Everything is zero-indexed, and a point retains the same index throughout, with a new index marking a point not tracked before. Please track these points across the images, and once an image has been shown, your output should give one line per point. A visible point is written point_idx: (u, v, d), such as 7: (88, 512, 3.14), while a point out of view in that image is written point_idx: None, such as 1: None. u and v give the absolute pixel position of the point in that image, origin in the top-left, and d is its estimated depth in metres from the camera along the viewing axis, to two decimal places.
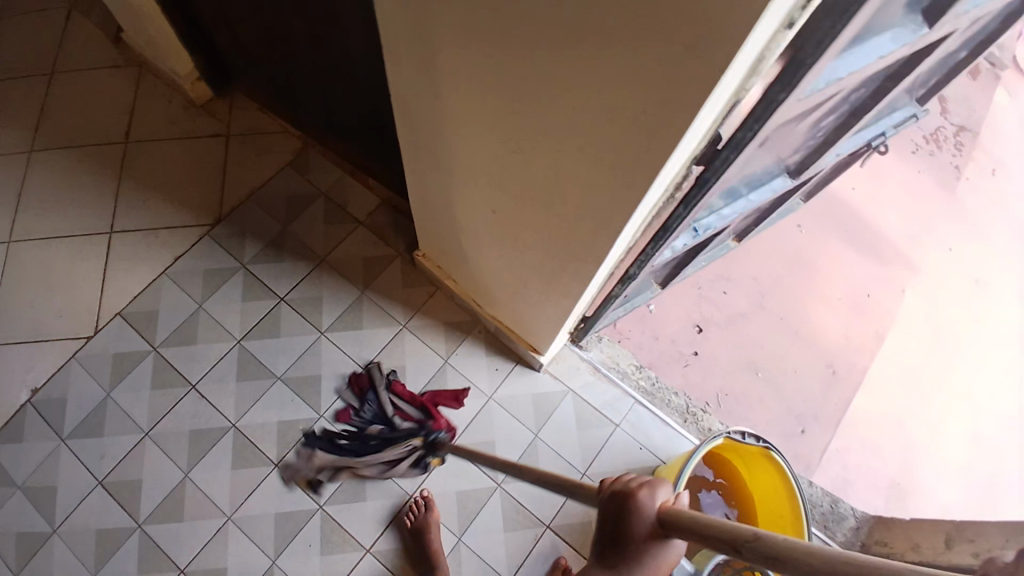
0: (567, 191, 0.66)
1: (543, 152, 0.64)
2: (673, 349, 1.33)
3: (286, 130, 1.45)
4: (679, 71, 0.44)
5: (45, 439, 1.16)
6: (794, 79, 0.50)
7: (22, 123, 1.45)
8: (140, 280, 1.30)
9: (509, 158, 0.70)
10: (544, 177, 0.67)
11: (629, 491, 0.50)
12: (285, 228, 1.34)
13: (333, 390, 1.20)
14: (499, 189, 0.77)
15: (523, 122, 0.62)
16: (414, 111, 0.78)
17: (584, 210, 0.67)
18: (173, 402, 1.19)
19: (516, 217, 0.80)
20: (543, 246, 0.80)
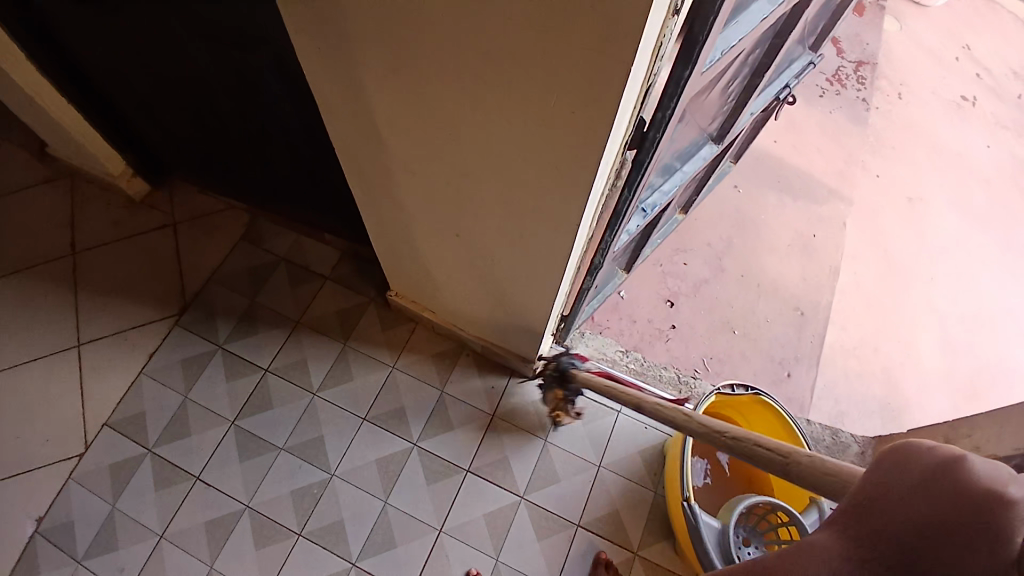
0: (520, 200, 0.70)
1: (491, 170, 0.68)
2: (651, 327, 1.38)
3: (231, 206, 1.46)
4: (595, 73, 0.49)
5: (57, 568, 1.13)
6: (693, 58, 0.57)
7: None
8: (119, 385, 1.28)
9: (460, 184, 0.74)
10: (497, 193, 0.71)
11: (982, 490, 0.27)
12: (253, 301, 1.35)
13: (338, 447, 1.20)
14: (457, 214, 0.81)
15: (465, 147, 0.67)
16: (361, 161, 0.82)
17: (540, 214, 0.71)
18: (182, 497, 1.17)
19: (478, 236, 0.83)
20: (510, 258, 0.84)
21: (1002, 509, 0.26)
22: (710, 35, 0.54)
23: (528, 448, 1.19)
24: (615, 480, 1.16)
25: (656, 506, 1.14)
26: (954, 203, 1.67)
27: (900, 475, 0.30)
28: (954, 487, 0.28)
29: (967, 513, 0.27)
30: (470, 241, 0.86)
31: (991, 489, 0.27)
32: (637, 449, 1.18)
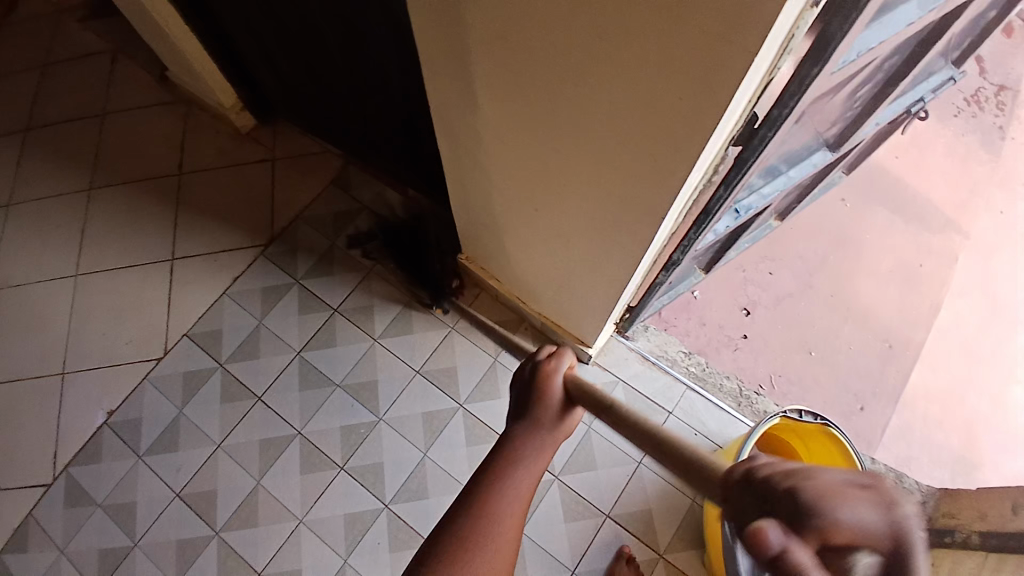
0: (607, 184, 0.69)
1: (583, 148, 0.67)
2: (721, 334, 1.33)
3: (325, 151, 1.52)
4: (715, 58, 0.47)
5: (124, 458, 1.25)
6: (825, 53, 0.53)
7: (84, 165, 1.56)
8: (203, 301, 1.38)
9: (548, 159, 0.73)
10: (585, 174, 0.70)
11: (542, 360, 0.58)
12: (333, 243, 1.40)
13: (389, 393, 1.24)
14: (541, 190, 0.80)
15: (560, 122, 0.66)
16: (455, 124, 0.82)
17: (626, 200, 0.69)
18: (243, 412, 1.26)
19: (558, 215, 0.83)
20: (588, 240, 0.83)
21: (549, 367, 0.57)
22: (850, 30, 0.50)
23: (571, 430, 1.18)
24: (654, 479, 1.13)
25: (691, 512, 1.11)
26: None
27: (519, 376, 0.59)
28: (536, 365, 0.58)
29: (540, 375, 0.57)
30: (549, 218, 0.85)
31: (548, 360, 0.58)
32: None
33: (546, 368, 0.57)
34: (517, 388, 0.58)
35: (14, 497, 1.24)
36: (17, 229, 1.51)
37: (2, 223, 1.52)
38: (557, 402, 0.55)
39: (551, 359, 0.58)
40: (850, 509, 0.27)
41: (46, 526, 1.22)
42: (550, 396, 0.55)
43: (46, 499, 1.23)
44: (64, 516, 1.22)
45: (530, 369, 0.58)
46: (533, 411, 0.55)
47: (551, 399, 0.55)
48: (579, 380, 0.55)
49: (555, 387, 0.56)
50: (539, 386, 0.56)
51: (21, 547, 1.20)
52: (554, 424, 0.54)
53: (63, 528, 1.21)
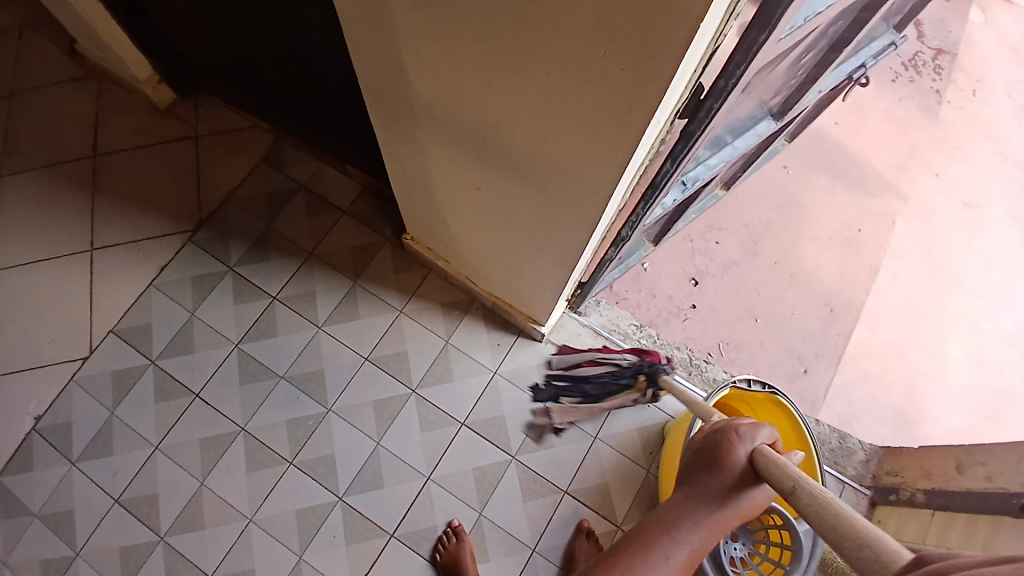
0: (547, 162, 0.65)
1: (520, 126, 0.62)
2: (671, 304, 1.33)
3: (254, 126, 1.41)
4: (657, 27, 0.42)
5: (55, 464, 1.17)
6: (772, 20, 0.49)
7: None
8: (128, 294, 1.28)
9: (487, 137, 0.68)
10: (525, 153, 0.66)
11: (734, 429, 0.58)
12: (268, 226, 1.32)
13: (337, 382, 1.19)
14: (482, 169, 0.75)
15: (495, 98, 0.60)
16: (386, 99, 0.76)
17: (569, 179, 0.65)
18: (180, 412, 1.19)
19: (501, 195, 0.78)
20: (532, 220, 0.79)
21: (735, 437, 0.57)
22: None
23: (526, 410, 1.16)
24: (609, 453, 1.14)
25: (646, 482, 1.12)
26: (1014, 215, 1.56)
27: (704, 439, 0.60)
28: (724, 431, 0.59)
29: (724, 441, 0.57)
30: (492, 198, 0.80)
31: (739, 430, 0.58)
32: (637, 428, 1.15)
33: (731, 438, 0.57)
34: (699, 445, 0.60)
35: None
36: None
37: None
38: (737, 478, 0.55)
39: (739, 430, 0.58)
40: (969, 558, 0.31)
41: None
42: (730, 467, 0.55)
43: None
44: None
45: (718, 435, 0.58)
46: (709, 477, 0.56)
47: (731, 472, 0.55)
48: (764, 458, 0.54)
49: (738, 458, 0.56)
50: (722, 452, 0.57)
51: None
52: (728, 499, 0.55)
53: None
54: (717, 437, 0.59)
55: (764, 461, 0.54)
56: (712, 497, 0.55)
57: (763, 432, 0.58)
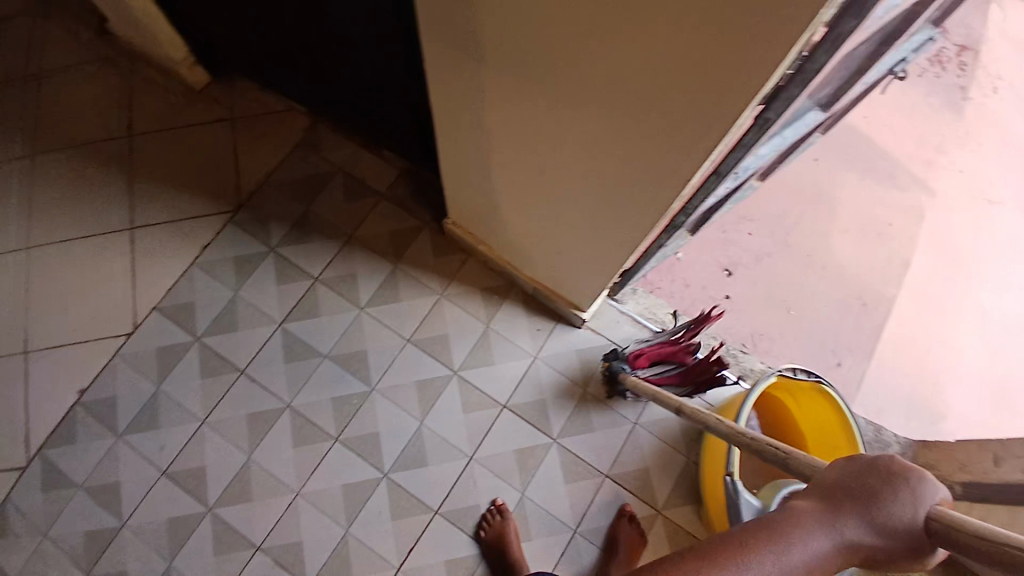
0: (625, 147, 0.66)
1: (601, 112, 0.64)
2: (704, 294, 1.36)
3: (291, 108, 1.42)
4: (772, 23, 0.43)
5: (102, 438, 1.20)
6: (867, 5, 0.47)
7: (19, 126, 1.42)
8: (171, 272, 1.30)
9: (563, 123, 0.70)
10: (602, 138, 0.67)
11: (907, 471, 0.45)
12: (308, 208, 1.33)
13: (381, 363, 1.22)
14: (552, 153, 0.77)
15: (581, 86, 0.62)
16: (457, 83, 0.77)
17: (646, 163, 0.67)
18: (226, 388, 1.22)
19: (567, 179, 0.79)
20: (596, 204, 0.80)
21: (910, 477, 0.45)
22: None
23: (566, 395, 1.19)
24: (649, 439, 1.17)
25: (687, 469, 1.15)
26: None
27: (852, 465, 0.47)
28: (890, 464, 0.46)
29: (893, 475, 0.45)
30: (557, 181, 0.82)
31: (910, 471, 0.45)
32: (677, 416, 1.18)
33: (907, 483, 0.44)
34: (843, 462, 0.48)
35: None
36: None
37: None
38: (901, 523, 0.43)
39: (915, 473, 0.45)
40: None
41: (18, 514, 1.17)
42: (897, 507, 0.43)
43: (21, 486, 1.18)
44: (40, 502, 1.17)
45: (889, 464, 0.46)
46: (865, 506, 0.43)
47: (895, 511, 0.43)
48: (959, 519, 0.42)
49: (910, 507, 0.43)
50: (891, 491, 0.44)
51: None
52: (879, 540, 0.42)
53: (43, 515, 1.16)
54: (874, 460, 0.47)
55: (960, 528, 0.41)
56: (865, 533, 0.42)
57: (940, 486, 0.45)
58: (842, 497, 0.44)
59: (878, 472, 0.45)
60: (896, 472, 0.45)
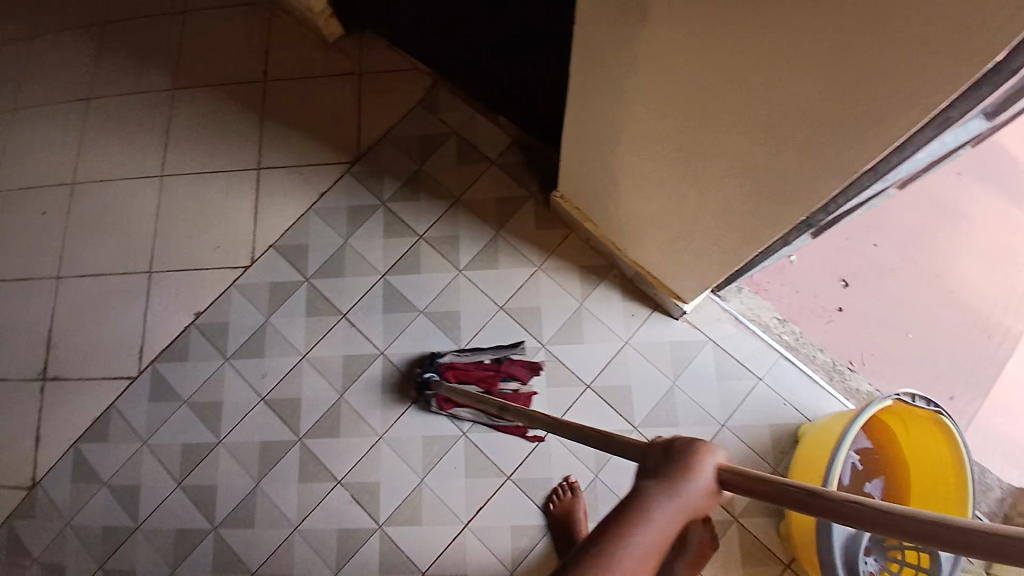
0: (782, 128, 0.62)
1: (764, 87, 0.60)
2: (814, 303, 1.25)
3: (415, 68, 1.46)
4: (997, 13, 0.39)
5: (212, 358, 1.32)
6: None
7: (164, 63, 1.55)
8: (290, 214, 1.39)
9: (714, 97, 0.66)
10: (757, 115, 0.64)
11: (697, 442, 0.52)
12: (420, 167, 1.37)
13: (473, 325, 1.24)
14: (692, 129, 0.73)
15: (748, 57, 0.59)
16: (602, 48, 0.75)
17: (800, 147, 0.63)
18: (327, 329, 1.29)
19: (702, 158, 0.76)
20: (730, 187, 0.76)
21: (702, 447, 0.51)
22: None
23: (653, 385, 1.17)
24: (735, 442, 1.13)
25: None
26: None
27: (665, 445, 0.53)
28: (687, 440, 0.52)
29: (693, 450, 0.51)
30: (690, 160, 0.78)
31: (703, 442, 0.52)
32: (770, 423, 1.13)
33: (700, 449, 0.51)
34: (656, 447, 0.53)
35: (105, 387, 1.34)
36: (98, 126, 1.54)
37: (84, 117, 1.55)
38: (707, 484, 0.49)
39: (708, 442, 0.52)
40: None
41: (134, 415, 1.31)
42: (702, 474, 0.49)
43: (128, 395, 1.33)
44: (147, 409, 1.31)
45: (689, 439, 0.52)
46: (682, 479, 0.49)
47: (703, 478, 0.49)
48: (744, 471, 0.49)
49: (710, 469, 0.50)
50: (695, 461, 0.50)
51: (105, 435, 1.31)
52: (696, 501, 0.48)
53: (145, 423, 1.30)
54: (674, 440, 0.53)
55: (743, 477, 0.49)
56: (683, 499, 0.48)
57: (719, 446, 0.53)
58: (667, 477, 0.49)
59: (682, 451, 0.51)
60: (693, 447, 0.51)
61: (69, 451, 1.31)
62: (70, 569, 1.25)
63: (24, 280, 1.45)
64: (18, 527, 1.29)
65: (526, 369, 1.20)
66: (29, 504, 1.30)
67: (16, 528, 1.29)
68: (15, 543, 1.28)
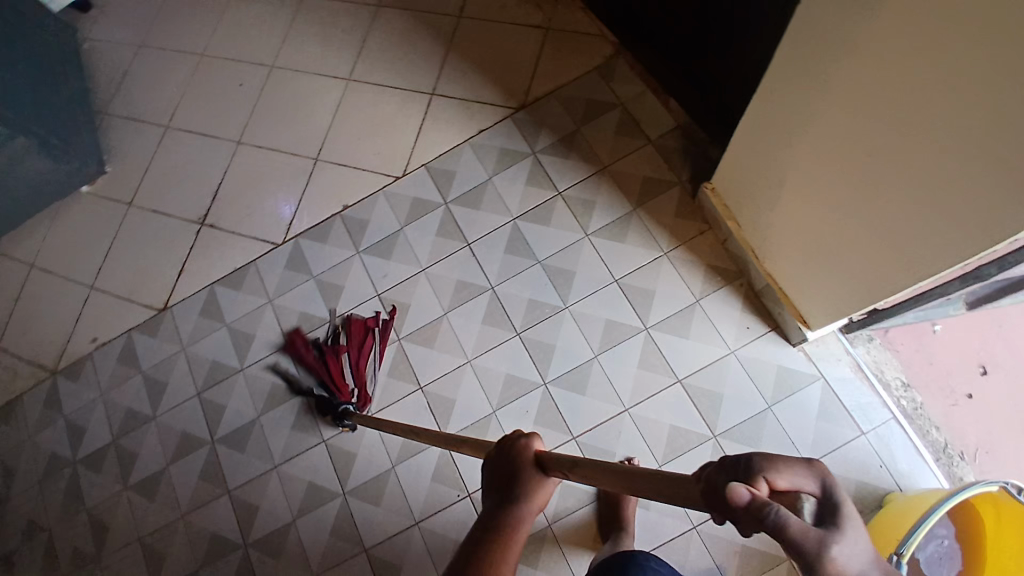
0: (992, 149, 0.59)
1: (994, 103, 0.56)
2: (943, 380, 1.13)
3: (602, 34, 1.48)
4: None
5: (346, 247, 1.45)
6: None
7: None
8: (448, 141, 1.48)
9: (934, 106, 0.63)
10: (973, 135, 0.60)
11: (518, 442, 0.64)
12: (579, 128, 1.40)
13: (584, 288, 1.27)
14: (892, 136, 0.70)
15: (998, 66, 0.55)
16: (820, 32, 0.74)
17: (1010, 178, 0.58)
18: (451, 252, 1.38)
19: (890, 170, 0.72)
20: (909, 210, 0.72)
21: (523, 445, 0.63)
22: None
23: (746, 402, 1.14)
24: None
25: None
26: None
27: (504, 453, 0.64)
28: (515, 444, 0.64)
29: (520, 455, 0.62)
30: (876, 170, 0.75)
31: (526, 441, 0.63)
32: (858, 478, 1.07)
33: (523, 448, 0.63)
34: (496, 459, 0.65)
35: (252, 245, 1.53)
36: (309, 23, 1.72)
37: (298, 13, 1.74)
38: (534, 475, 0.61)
39: (529, 439, 0.64)
40: (785, 479, 0.41)
41: (268, 276, 1.49)
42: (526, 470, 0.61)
43: (268, 258, 1.51)
44: (283, 273, 1.48)
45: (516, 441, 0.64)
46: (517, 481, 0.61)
47: (528, 473, 0.61)
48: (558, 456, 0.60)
49: (530, 461, 0.62)
50: (520, 462, 0.62)
51: (239, 285, 1.50)
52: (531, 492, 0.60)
53: (274, 285, 1.48)
54: (506, 447, 0.64)
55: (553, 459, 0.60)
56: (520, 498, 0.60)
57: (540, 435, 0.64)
58: (506, 494, 0.60)
59: (512, 458, 0.63)
60: (518, 450, 0.63)
61: (204, 290, 1.53)
62: (170, 387, 1.46)
63: (213, 137, 1.68)
64: (144, 338, 1.52)
65: (381, 338, 1.35)
66: (155, 322, 1.53)
67: (140, 338, 1.52)
68: (132, 350, 1.52)
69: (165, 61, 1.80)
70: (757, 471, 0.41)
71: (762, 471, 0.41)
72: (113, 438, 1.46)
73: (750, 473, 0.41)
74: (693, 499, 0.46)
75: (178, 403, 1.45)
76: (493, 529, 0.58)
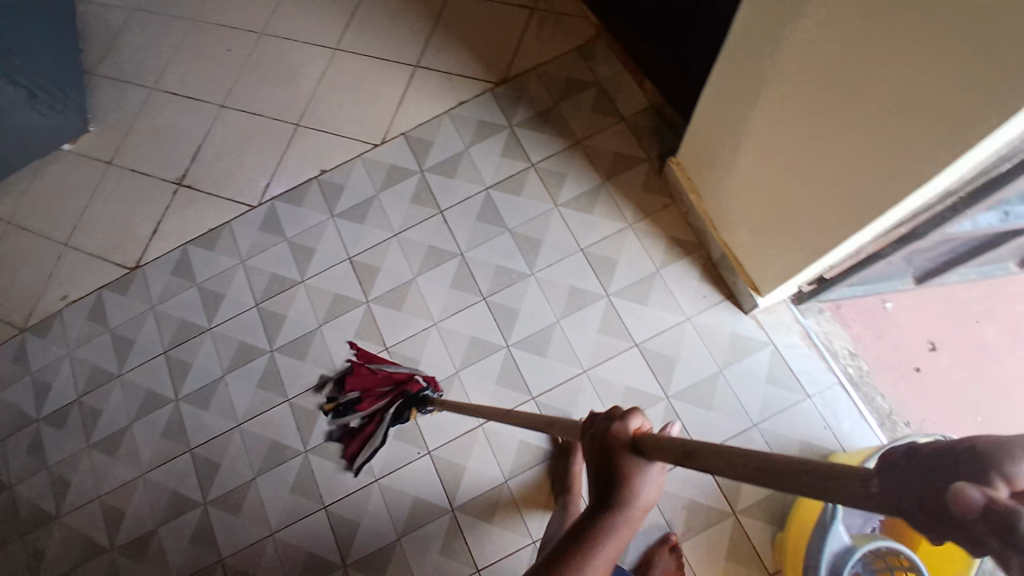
0: (912, 97, 0.63)
1: (914, 51, 0.61)
2: (892, 355, 1.17)
3: (585, 17, 1.52)
4: None
5: (321, 211, 1.47)
6: None
7: None
8: (428, 112, 1.51)
9: (868, 58, 0.67)
10: (900, 85, 0.64)
11: (610, 422, 0.55)
12: (555, 104, 1.44)
13: (551, 256, 1.30)
14: (835, 88, 0.74)
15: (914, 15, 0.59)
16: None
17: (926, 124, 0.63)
18: (424, 218, 1.40)
19: (834, 124, 0.76)
20: (848, 161, 0.76)
21: (615, 425, 0.54)
22: None
23: (700, 366, 1.17)
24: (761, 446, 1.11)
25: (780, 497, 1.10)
26: None
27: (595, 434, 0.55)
28: (604, 422, 0.55)
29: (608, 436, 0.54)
30: (821, 124, 0.78)
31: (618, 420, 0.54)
32: (802, 440, 1.11)
33: (614, 432, 0.54)
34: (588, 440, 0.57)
35: (228, 206, 1.54)
36: None
37: None
38: (629, 466, 0.51)
39: (620, 420, 0.54)
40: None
41: (242, 237, 1.50)
42: (620, 459, 0.52)
43: (244, 220, 1.51)
44: (257, 233, 1.49)
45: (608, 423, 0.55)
46: (607, 473, 0.52)
47: (622, 462, 0.52)
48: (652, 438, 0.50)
49: (621, 447, 0.53)
50: (611, 448, 0.53)
51: (213, 245, 1.51)
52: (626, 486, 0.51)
53: (247, 245, 1.49)
54: (598, 427, 0.56)
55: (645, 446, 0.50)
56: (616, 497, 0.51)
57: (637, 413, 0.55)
58: (598, 491, 0.52)
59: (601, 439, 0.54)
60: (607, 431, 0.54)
61: (177, 249, 1.53)
62: (138, 344, 1.47)
63: (195, 101, 1.69)
64: (115, 295, 1.52)
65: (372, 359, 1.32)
66: (126, 280, 1.53)
67: (111, 294, 1.52)
68: (102, 306, 1.51)
69: (153, 25, 1.81)
70: (991, 466, 0.28)
71: (997, 468, 0.28)
72: (77, 393, 1.45)
73: (977, 470, 0.28)
74: (854, 495, 0.33)
75: (145, 360, 1.45)
76: (584, 533, 0.51)
